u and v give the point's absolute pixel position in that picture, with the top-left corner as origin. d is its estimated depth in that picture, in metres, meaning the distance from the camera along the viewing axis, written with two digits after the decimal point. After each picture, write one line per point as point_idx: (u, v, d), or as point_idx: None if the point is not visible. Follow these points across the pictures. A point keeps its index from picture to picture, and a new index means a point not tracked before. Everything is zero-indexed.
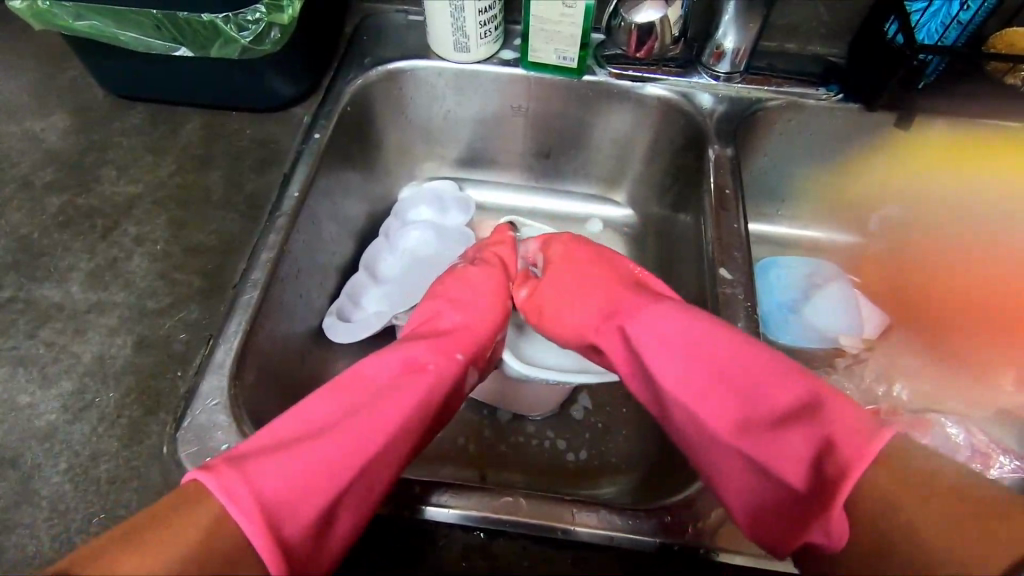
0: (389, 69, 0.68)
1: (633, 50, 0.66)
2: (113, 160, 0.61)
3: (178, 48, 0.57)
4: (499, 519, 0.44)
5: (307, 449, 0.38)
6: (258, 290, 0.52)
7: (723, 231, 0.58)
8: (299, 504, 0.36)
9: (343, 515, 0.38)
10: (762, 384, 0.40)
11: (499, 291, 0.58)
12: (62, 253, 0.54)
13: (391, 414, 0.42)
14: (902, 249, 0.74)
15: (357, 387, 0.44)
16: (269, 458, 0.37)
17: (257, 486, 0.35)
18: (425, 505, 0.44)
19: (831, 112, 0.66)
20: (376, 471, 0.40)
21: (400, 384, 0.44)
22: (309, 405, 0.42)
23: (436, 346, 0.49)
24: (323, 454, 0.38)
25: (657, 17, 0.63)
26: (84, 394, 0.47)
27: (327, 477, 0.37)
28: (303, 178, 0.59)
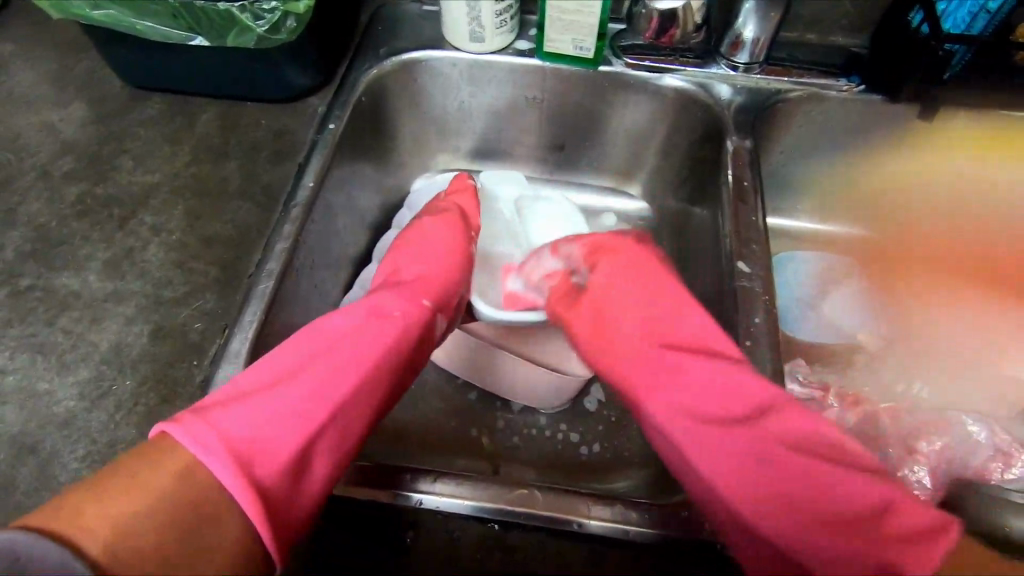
0: (403, 59, 0.67)
1: (654, 37, 0.65)
2: (129, 150, 0.61)
3: (194, 38, 0.57)
4: (513, 512, 0.44)
5: (275, 395, 0.41)
6: (273, 280, 0.52)
7: (742, 224, 0.57)
8: (268, 448, 0.39)
9: (317, 457, 0.40)
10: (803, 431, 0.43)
11: (460, 240, 0.60)
12: (79, 242, 0.55)
13: (355, 360, 0.45)
14: (922, 243, 0.73)
15: (326, 337, 0.46)
16: (237, 404, 0.40)
17: (226, 433, 0.38)
18: (438, 497, 0.44)
19: (852, 104, 0.65)
20: (345, 413, 0.43)
21: (364, 331, 0.47)
22: (276, 355, 0.44)
23: (401, 294, 0.52)
24: (290, 400, 0.41)
25: (679, 4, 0.62)
26: (101, 382, 0.47)
27: (296, 422, 0.40)
28: (318, 168, 0.59)
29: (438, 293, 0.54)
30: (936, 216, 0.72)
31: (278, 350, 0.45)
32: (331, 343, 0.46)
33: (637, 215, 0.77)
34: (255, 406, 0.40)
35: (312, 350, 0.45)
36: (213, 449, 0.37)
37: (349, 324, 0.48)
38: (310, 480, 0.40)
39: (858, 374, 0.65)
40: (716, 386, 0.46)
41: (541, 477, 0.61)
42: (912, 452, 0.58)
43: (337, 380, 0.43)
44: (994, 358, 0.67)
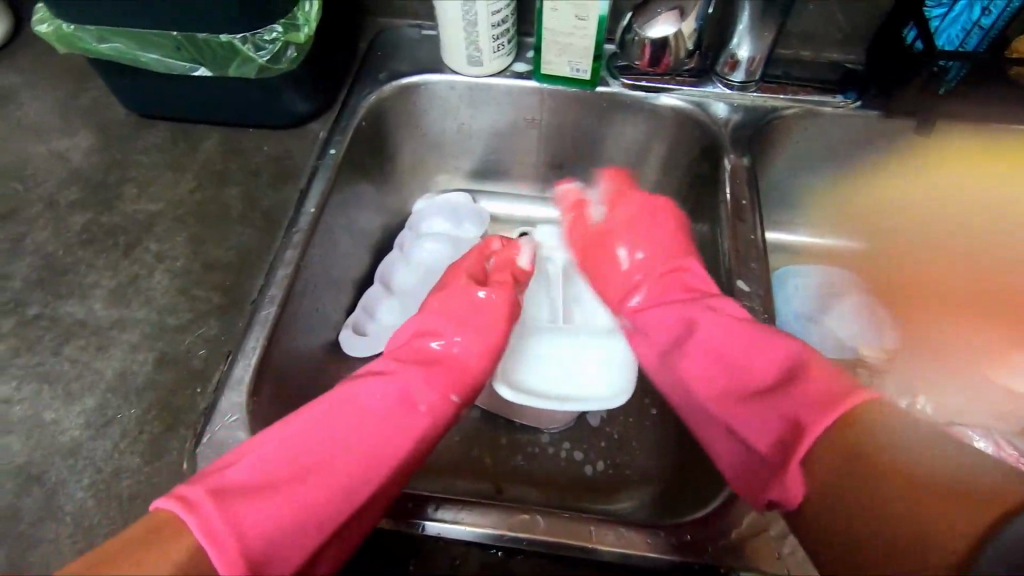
0: (403, 83, 0.68)
1: (645, 62, 0.66)
2: (134, 178, 0.62)
3: (196, 68, 0.58)
4: (515, 537, 0.44)
5: (302, 492, 0.41)
6: (276, 306, 0.52)
7: (740, 242, 0.58)
8: (282, 551, 0.39)
9: (324, 558, 0.42)
10: (749, 354, 0.48)
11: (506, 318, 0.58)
12: (85, 270, 0.56)
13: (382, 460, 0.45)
14: (925, 257, 0.73)
15: (357, 423, 0.46)
16: (264, 497, 0.40)
17: (252, 530, 0.38)
18: (438, 522, 0.44)
19: (849, 119, 0.65)
20: (362, 516, 0.44)
21: (391, 425, 0.47)
22: (306, 438, 0.44)
23: (437, 386, 0.51)
24: (310, 499, 0.41)
25: (670, 32, 0.62)
26: (106, 411, 0.48)
27: (311, 527, 0.41)
28: (320, 193, 0.59)
29: (465, 384, 0.54)
30: (936, 229, 0.72)
31: (306, 432, 0.44)
32: (365, 432, 0.46)
33: None
34: (281, 503, 0.40)
35: (341, 444, 0.44)
36: (232, 552, 0.37)
37: (379, 411, 0.48)
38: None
39: None
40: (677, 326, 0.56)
41: (545, 497, 0.61)
42: None
43: (360, 483, 0.44)
44: (1000, 374, 0.66)
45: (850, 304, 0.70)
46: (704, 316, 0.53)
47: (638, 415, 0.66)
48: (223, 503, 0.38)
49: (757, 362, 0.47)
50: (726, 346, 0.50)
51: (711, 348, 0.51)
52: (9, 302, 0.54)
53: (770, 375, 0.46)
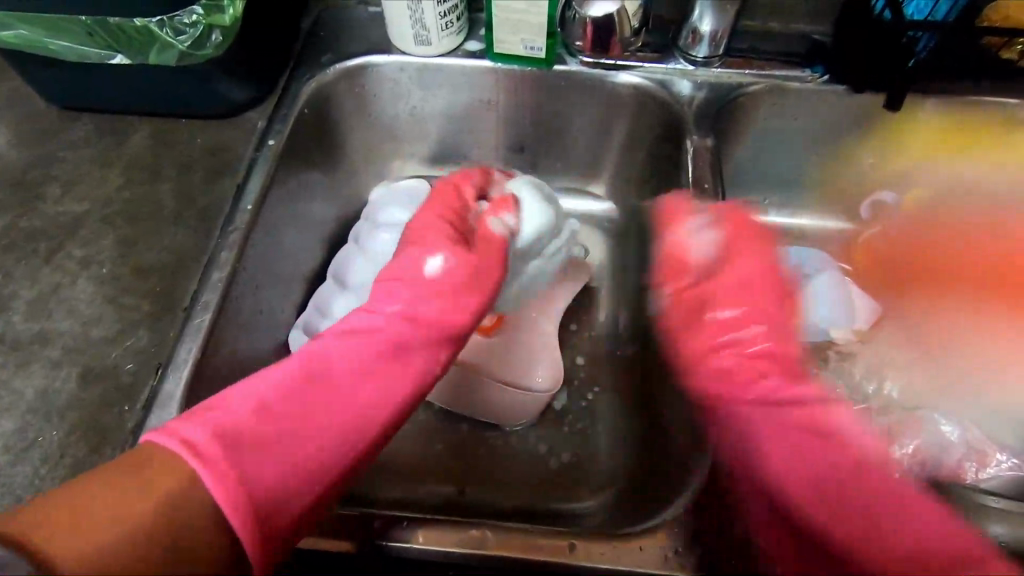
0: (348, 65, 0.64)
1: (589, 45, 0.63)
2: (58, 176, 0.57)
3: (114, 56, 0.53)
4: (470, 556, 0.42)
5: (285, 417, 0.38)
6: (210, 313, 0.49)
7: (702, 229, 0.55)
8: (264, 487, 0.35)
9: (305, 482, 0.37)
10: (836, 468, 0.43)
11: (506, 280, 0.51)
12: (4, 280, 0.51)
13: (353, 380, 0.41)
14: (913, 232, 0.69)
15: (359, 356, 0.43)
16: (255, 439, 0.36)
17: (231, 450, 0.35)
18: (390, 542, 0.42)
19: (817, 95, 0.63)
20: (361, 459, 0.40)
21: (391, 362, 0.43)
22: (310, 358, 0.42)
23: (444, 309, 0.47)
24: (294, 443, 0.37)
25: (613, 8, 0.59)
26: (25, 433, 0.44)
27: (285, 462, 0.36)
28: (258, 188, 0.56)
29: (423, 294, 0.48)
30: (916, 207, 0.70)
31: (334, 358, 0.42)
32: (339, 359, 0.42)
33: (604, 217, 0.75)
34: (278, 446, 0.37)
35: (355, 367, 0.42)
36: (216, 473, 0.34)
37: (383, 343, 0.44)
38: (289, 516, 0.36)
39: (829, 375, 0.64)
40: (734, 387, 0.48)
41: (509, 499, 0.59)
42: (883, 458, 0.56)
43: (366, 412, 0.40)
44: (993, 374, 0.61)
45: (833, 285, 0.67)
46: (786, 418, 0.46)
47: (601, 406, 0.65)
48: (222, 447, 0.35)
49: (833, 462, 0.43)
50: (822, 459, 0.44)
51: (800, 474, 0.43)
52: None
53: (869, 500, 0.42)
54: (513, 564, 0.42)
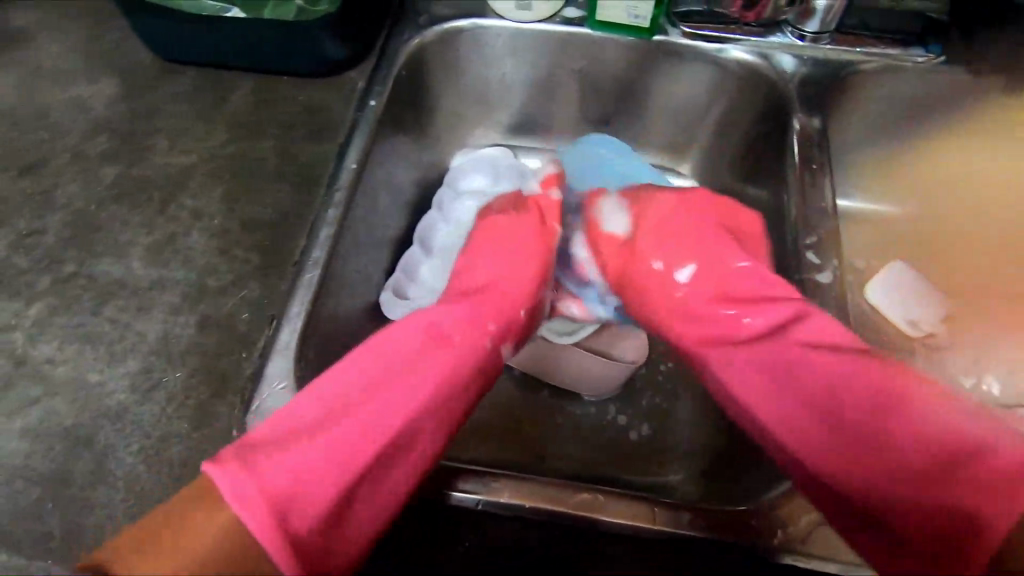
0: (447, 29, 0.63)
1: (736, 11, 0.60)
2: (165, 129, 0.58)
3: (229, 9, 0.54)
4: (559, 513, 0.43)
5: (359, 425, 0.40)
6: (319, 269, 0.50)
7: (811, 210, 0.55)
8: (305, 499, 0.37)
9: (361, 508, 0.39)
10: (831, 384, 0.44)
11: (535, 240, 0.56)
12: (119, 226, 0.53)
13: (418, 405, 0.42)
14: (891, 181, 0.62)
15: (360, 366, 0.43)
16: (302, 445, 0.38)
17: (299, 468, 0.37)
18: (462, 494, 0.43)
19: (930, 75, 0.60)
20: (403, 453, 0.41)
21: (425, 355, 0.44)
22: (322, 389, 0.42)
23: (466, 314, 0.49)
24: (348, 433, 0.39)
25: None
26: (150, 374, 0.46)
27: (306, 470, 0.37)
28: (361, 149, 0.56)
29: (506, 312, 0.51)
30: (956, 202, 0.66)
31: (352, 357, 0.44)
32: (436, 349, 0.45)
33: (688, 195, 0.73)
34: (326, 449, 0.38)
35: (385, 369, 0.43)
36: (254, 505, 0.35)
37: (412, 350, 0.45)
38: (361, 528, 0.39)
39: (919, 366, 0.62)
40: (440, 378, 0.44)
41: (584, 466, 0.59)
42: None
43: (409, 402, 0.42)
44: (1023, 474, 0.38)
45: (890, 275, 0.66)
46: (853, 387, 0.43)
47: (682, 382, 0.64)
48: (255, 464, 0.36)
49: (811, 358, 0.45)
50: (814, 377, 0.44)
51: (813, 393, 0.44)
52: (44, 259, 0.51)
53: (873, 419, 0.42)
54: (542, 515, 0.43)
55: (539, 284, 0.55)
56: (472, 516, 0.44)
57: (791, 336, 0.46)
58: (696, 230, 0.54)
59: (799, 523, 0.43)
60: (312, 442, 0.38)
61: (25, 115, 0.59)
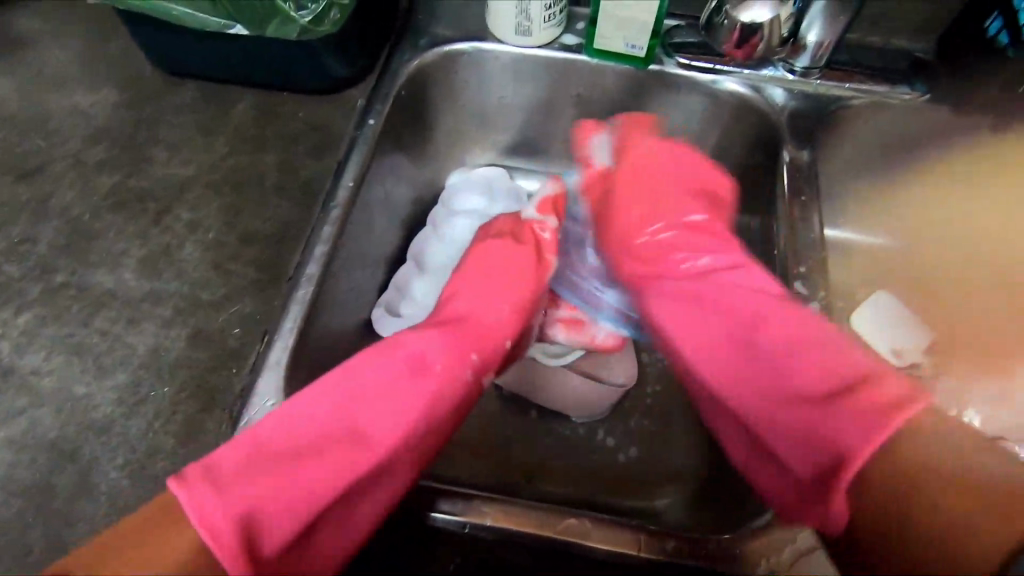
0: (447, 50, 0.64)
1: (734, 50, 0.61)
2: (164, 140, 0.59)
3: (233, 25, 0.54)
4: (541, 535, 0.43)
5: (328, 456, 0.41)
6: (313, 286, 0.50)
7: (800, 241, 0.56)
8: (270, 524, 0.37)
9: (326, 535, 0.40)
10: (795, 349, 0.47)
11: (527, 272, 0.58)
12: (114, 236, 0.53)
13: (393, 438, 0.43)
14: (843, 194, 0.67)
15: (347, 392, 0.44)
16: (260, 471, 0.39)
17: (262, 497, 0.37)
18: (437, 513, 0.44)
19: (914, 112, 0.62)
20: (370, 484, 0.42)
21: (403, 385, 0.46)
22: (296, 412, 0.42)
23: (447, 344, 0.50)
24: (316, 469, 0.40)
25: (769, 17, 0.57)
26: (139, 387, 0.46)
27: (270, 498, 0.38)
28: (359, 166, 0.56)
29: (488, 341, 0.52)
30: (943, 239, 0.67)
31: (336, 390, 0.44)
32: (420, 377, 0.46)
33: None
34: (291, 477, 0.39)
35: (362, 399, 0.44)
36: (221, 531, 0.35)
37: (390, 378, 0.46)
38: (325, 552, 0.40)
39: None
40: (407, 413, 0.44)
41: (575, 492, 0.59)
42: None
43: (380, 431, 0.43)
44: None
45: (876, 308, 0.67)
46: (766, 329, 0.49)
47: (672, 404, 0.64)
48: (217, 488, 0.37)
49: (799, 363, 0.46)
50: (781, 331, 0.48)
51: (764, 389, 0.47)
52: (36, 267, 0.51)
53: (818, 384, 0.44)
54: (528, 536, 0.43)
55: (523, 317, 0.57)
56: (456, 538, 0.44)
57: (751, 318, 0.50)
58: (663, 242, 0.61)
59: (785, 552, 0.43)
60: (278, 470, 0.39)
61: (24, 122, 0.59)
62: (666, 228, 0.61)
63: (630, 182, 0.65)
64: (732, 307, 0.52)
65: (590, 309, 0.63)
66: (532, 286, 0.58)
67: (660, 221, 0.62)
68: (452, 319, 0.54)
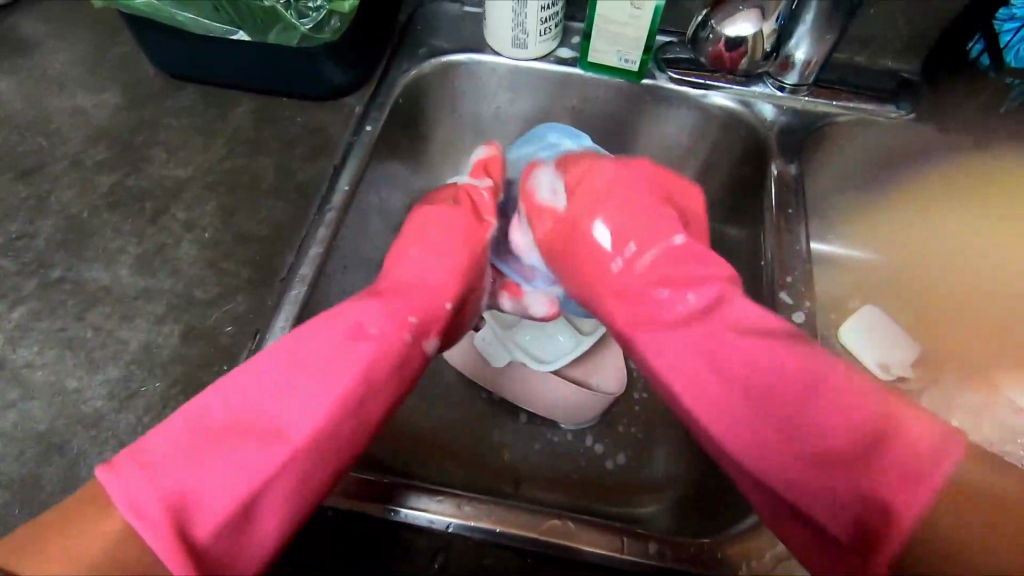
0: (445, 61, 0.66)
1: (718, 62, 0.63)
2: (163, 142, 0.60)
3: (235, 32, 0.56)
4: (516, 535, 0.43)
5: (257, 429, 0.39)
6: (306, 286, 0.50)
7: (786, 253, 0.57)
8: (204, 500, 0.36)
9: (267, 512, 0.38)
10: (773, 387, 0.42)
11: (469, 231, 0.56)
12: (111, 234, 0.54)
13: (331, 403, 0.41)
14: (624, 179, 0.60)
15: (277, 360, 0.42)
16: (190, 455, 0.37)
17: (187, 485, 0.36)
18: (410, 509, 0.44)
19: (900, 130, 0.63)
20: (316, 451, 0.40)
21: (341, 351, 0.43)
22: (238, 384, 0.41)
23: (386, 309, 0.47)
24: (245, 448, 0.38)
25: (752, 31, 0.59)
26: (129, 382, 0.46)
27: (194, 477, 0.37)
28: (355, 171, 0.57)
29: (430, 307, 0.50)
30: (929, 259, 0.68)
31: (271, 353, 0.42)
32: (352, 344, 0.44)
33: None
34: (212, 459, 0.37)
35: (297, 364, 0.42)
36: (148, 519, 0.35)
37: (323, 343, 0.43)
38: (270, 523, 0.38)
39: None
40: (353, 368, 0.43)
41: (562, 497, 0.59)
42: None
43: (314, 399, 0.41)
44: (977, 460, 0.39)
45: (866, 322, 0.68)
46: (725, 320, 0.46)
47: (658, 413, 0.64)
48: (138, 470, 0.36)
49: (762, 360, 0.43)
50: (757, 372, 0.42)
51: (738, 408, 0.42)
52: (32, 262, 0.52)
53: (798, 397, 0.41)
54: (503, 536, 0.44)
55: (464, 279, 0.54)
56: (428, 535, 0.44)
57: (729, 324, 0.45)
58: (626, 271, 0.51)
59: (767, 553, 0.43)
60: (201, 448, 0.38)
61: (26, 121, 0.60)
62: (600, 176, 0.55)
63: (586, 203, 0.54)
64: (716, 353, 0.44)
65: (524, 279, 0.62)
66: (472, 253, 0.56)
67: (567, 178, 0.57)
68: (393, 288, 0.51)
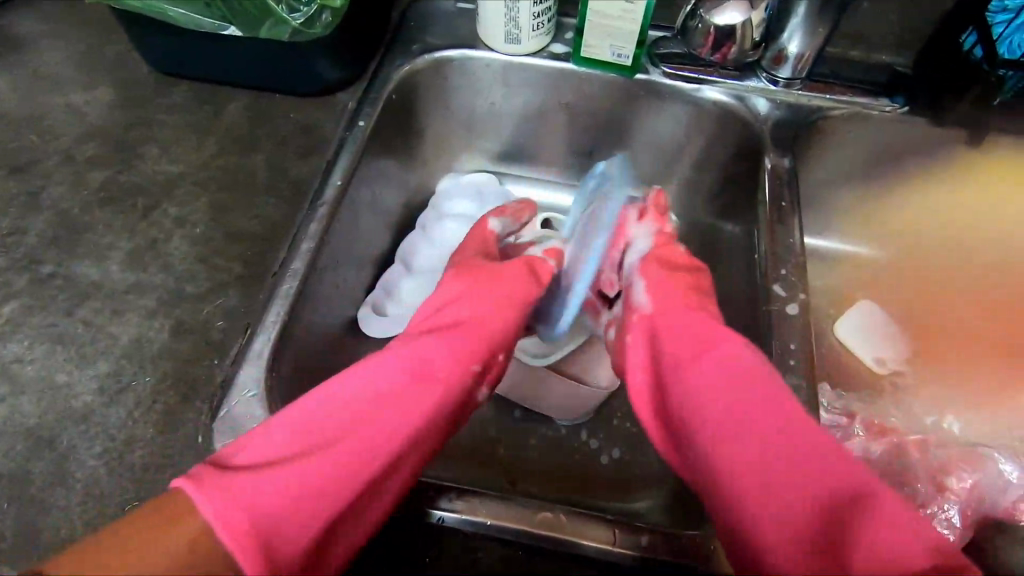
0: (438, 57, 0.66)
1: (708, 53, 0.62)
2: (156, 138, 0.59)
3: (227, 27, 0.56)
4: (550, 538, 0.43)
5: (337, 461, 0.38)
6: (297, 281, 0.50)
7: (779, 246, 0.57)
8: (286, 530, 0.36)
9: (339, 539, 0.39)
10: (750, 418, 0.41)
11: (521, 284, 0.51)
12: (102, 230, 0.53)
13: (399, 443, 0.41)
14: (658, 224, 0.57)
15: (364, 398, 0.42)
16: (286, 482, 0.37)
17: (256, 503, 0.36)
18: (444, 511, 0.43)
19: (894, 124, 0.62)
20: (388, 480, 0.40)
21: (410, 390, 0.43)
22: (308, 418, 0.40)
23: (454, 351, 0.46)
24: (317, 470, 0.38)
25: (740, 20, 0.59)
26: (120, 377, 0.46)
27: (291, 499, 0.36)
28: (346, 167, 0.57)
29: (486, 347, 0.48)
30: (922, 253, 0.70)
31: (318, 394, 0.41)
32: (418, 385, 0.43)
33: None
34: (297, 483, 0.37)
35: (364, 404, 0.41)
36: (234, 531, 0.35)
37: (396, 382, 0.43)
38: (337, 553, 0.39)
39: (885, 404, 0.64)
40: (416, 409, 0.42)
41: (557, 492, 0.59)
42: (942, 488, 0.55)
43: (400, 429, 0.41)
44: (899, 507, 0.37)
45: (859, 317, 0.68)
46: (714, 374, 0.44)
47: None
48: (229, 489, 0.36)
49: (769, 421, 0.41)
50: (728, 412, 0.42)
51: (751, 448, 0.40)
52: (22, 258, 0.52)
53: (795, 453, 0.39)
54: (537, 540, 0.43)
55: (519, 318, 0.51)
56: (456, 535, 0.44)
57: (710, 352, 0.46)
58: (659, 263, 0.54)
59: None
60: (303, 475, 0.37)
61: (18, 118, 0.60)
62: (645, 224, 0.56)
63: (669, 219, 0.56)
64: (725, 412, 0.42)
65: None
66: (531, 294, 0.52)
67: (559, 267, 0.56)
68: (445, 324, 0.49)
